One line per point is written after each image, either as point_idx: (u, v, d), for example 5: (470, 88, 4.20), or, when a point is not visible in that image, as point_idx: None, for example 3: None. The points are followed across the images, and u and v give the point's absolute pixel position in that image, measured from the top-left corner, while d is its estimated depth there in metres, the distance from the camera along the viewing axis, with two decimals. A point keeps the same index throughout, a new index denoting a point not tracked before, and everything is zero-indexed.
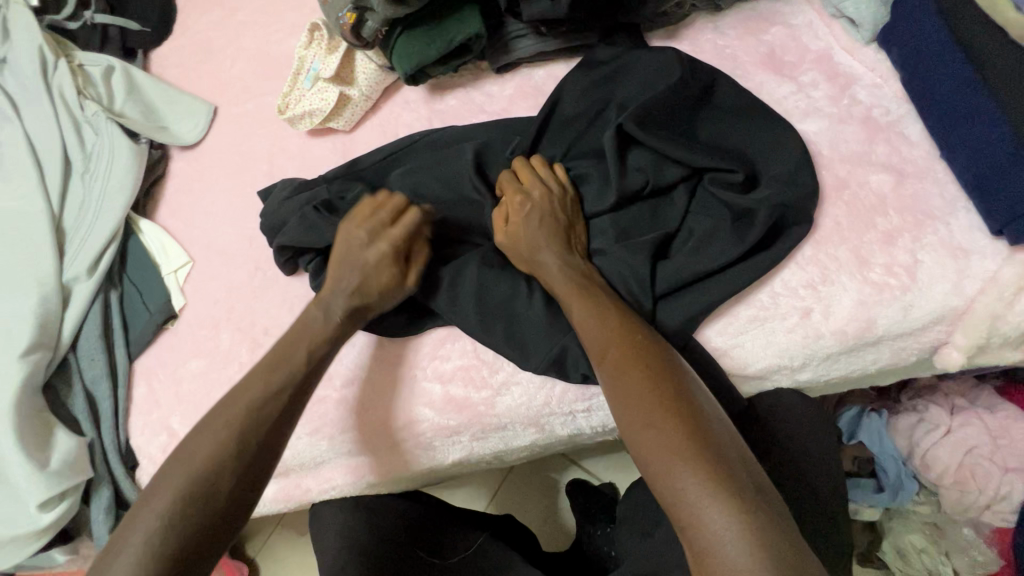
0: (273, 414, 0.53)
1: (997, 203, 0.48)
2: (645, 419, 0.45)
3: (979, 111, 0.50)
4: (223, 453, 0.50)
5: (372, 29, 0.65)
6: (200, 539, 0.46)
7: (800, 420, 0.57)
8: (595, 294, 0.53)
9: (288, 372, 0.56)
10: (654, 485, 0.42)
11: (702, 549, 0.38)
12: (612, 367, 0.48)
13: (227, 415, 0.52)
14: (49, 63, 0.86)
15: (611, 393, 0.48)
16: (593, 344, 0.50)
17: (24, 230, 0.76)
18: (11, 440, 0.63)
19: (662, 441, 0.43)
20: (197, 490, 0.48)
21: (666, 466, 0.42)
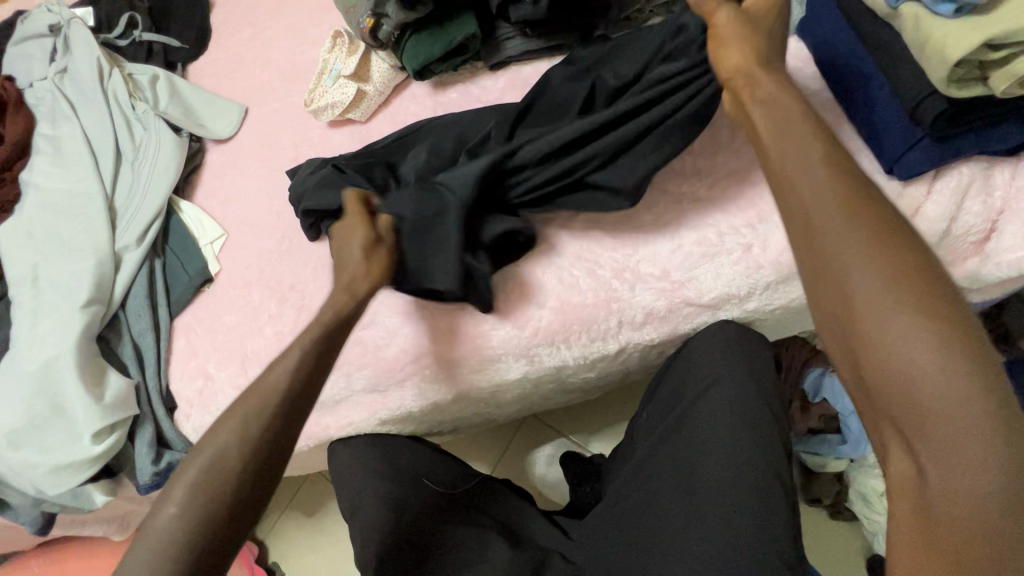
0: (278, 409, 0.55)
1: (885, 146, 0.62)
2: (913, 314, 0.39)
3: (870, 79, 0.63)
4: (227, 450, 0.53)
5: (387, 32, 0.79)
6: (226, 519, 0.51)
7: (723, 344, 0.70)
8: (819, 148, 0.46)
9: (289, 369, 0.57)
10: (903, 372, 0.38)
11: (944, 460, 0.37)
12: (867, 241, 0.41)
13: (249, 409, 0.55)
14: (105, 71, 0.98)
15: (851, 256, 0.41)
16: (823, 201, 0.43)
17: (80, 206, 0.87)
18: (73, 376, 0.73)
19: (931, 336, 0.38)
20: (212, 476, 0.52)
21: (922, 359, 0.38)
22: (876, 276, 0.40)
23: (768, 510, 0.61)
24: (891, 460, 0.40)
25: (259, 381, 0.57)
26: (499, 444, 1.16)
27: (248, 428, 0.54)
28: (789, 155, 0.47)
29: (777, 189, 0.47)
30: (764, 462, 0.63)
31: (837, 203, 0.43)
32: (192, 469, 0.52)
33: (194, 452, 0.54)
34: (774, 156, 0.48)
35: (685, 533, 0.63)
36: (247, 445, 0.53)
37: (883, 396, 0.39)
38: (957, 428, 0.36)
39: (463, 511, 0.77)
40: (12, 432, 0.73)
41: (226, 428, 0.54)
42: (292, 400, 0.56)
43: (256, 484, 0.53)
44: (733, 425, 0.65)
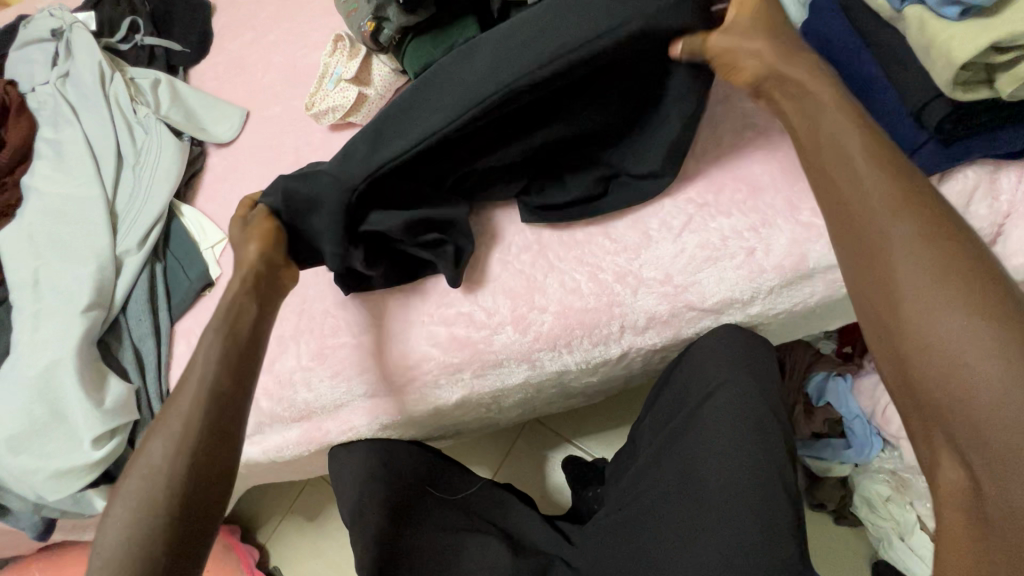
0: (197, 410, 0.55)
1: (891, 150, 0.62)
2: (970, 317, 0.39)
3: (874, 82, 0.63)
4: (151, 463, 0.52)
5: (387, 36, 0.79)
6: (170, 528, 0.50)
7: (726, 352, 0.69)
8: (867, 150, 0.48)
9: (203, 369, 0.57)
10: (955, 370, 0.39)
11: (1000, 461, 0.37)
12: (915, 241, 0.43)
13: (176, 414, 0.55)
14: (107, 75, 0.98)
15: (897, 257, 0.43)
16: (870, 204, 0.45)
17: (81, 211, 0.87)
18: (73, 381, 0.73)
19: (984, 335, 0.39)
20: (141, 492, 0.51)
21: (973, 358, 0.38)
22: (924, 276, 0.42)
23: (771, 517, 0.60)
24: (940, 467, 0.40)
25: (183, 386, 0.57)
26: (500, 448, 1.15)
27: (173, 431, 0.54)
28: (843, 156, 0.48)
29: (826, 189, 0.49)
30: (768, 469, 0.62)
31: (884, 204, 0.45)
32: (123, 490, 0.52)
33: (124, 476, 0.54)
34: (828, 154, 0.49)
35: (687, 540, 0.63)
36: (169, 452, 0.53)
37: (938, 399, 0.40)
38: (1012, 427, 0.37)
39: (464, 517, 0.76)
40: (12, 438, 0.73)
41: (158, 435, 0.54)
42: (211, 398, 0.55)
43: (190, 486, 0.52)
44: (738, 432, 0.64)
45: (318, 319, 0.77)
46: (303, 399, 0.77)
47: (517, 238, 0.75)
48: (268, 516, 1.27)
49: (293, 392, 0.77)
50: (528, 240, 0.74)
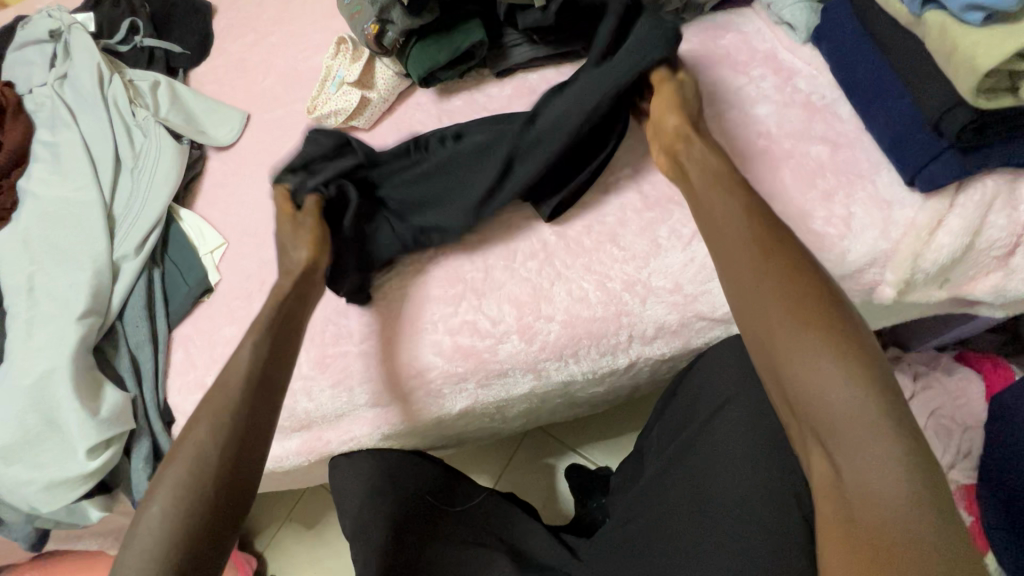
0: (248, 395, 0.59)
1: (907, 159, 0.61)
2: (820, 349, 0.45)
3: (889, 88, 0.62)
4: (206, 443, 0.56)
5: (392, 39, 0.78)
6: (221, 503, 0.54)
7: (741, 362, 0.68)
8: (746, 191, 0.56)
9: (252, 358, 0.61)
10: (803, 377, 0.45)
11: (843, 454, 0.42)
12: (770, 269, 0.50)
13: (224, 402, 0.58)
14: (105, 76, 0.96)
15: (755, 281, 0.50)
16: (739, 234, 0.53)
17: (77, 215, 0.85)
18: (69, 389, 0.71)
19: (822, 347, 0.45)
20: (196, 470, 0.54)
21: (810, 366, 0.45)
22: (777, 298, 0.49)
23: (786, 534, 0.58)
24: (814, 466, 0.45)
25: (223, 375, 0.60)
26: (503, 455, 1.13)
27: (224, 418, 0.57)
28: (725, 218, 0.55)
29: (714, 239, 0.56)
30: (780, 483, 0.61)
31: (745, 238, 0.53)
32: (175, 468, 0.55)
33: (173, 456, 0.56)
34: (712, 211, 0.57)
35: (699, 553, 0.61)
36: (224, 434, 0.56)
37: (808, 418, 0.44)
38: (850, 423, 0.42)
39: (468, 531, 0.75)
40: (6, 448, 0.71)
41: (204, 419, 0.57)
42: (252, 389, 0.59)
43: (238, 467, 0.56)
44: (749, 447, 0.63)
45: (319, 326, 0.76)
46: (303, 409, 0.75)
47: (523, 245, 0.73)
48: (267, 523, 1.25)
49: (293, 401, 0.75)
50: (535, 248, 0.73)
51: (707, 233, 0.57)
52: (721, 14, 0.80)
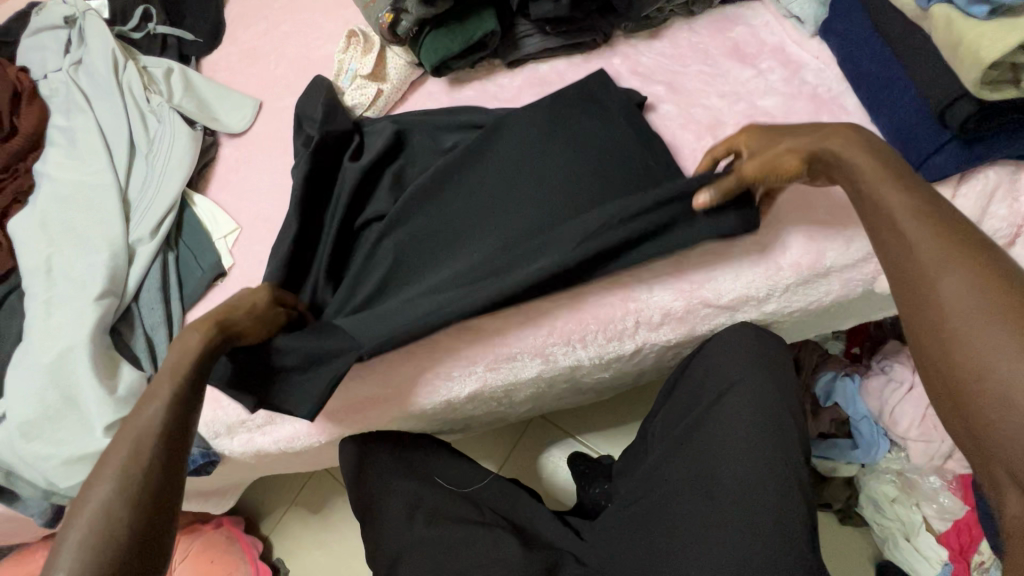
0: (169, 426, 0.54)
1: (910, 151, 0.62)
2: (1019, 362, 0.40)
3: (894, 80, 0.63)
4: (123, 484, 0.49)
5: (405, 28, 0.80)
6: (144, 546, 0.48)
7: (739, 352, 0.70)
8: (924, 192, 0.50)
9: (170, 389, 0.55)
10: (1001, 400, 0.40)
11: None
12: (968, 280, 0.44)
13: (137, 442, 0.51)
14: (120, 63, 0.97)
15: (954, 282, 0.44)
16: (914, 237, 0.48)
17: (93, 198, 0.86)
18: (86, 367, 0.73)
19: None
20: (105, 517, 0.47)
21: (1013, 389, 0.40)
22: (976, 300, 0.43)
23: (784, 513, 0.61)
24: (1007, 502, 0.40)
25: (128, 430, 0.52)
26: (508, 440, 1.15)
27: (129, 478, 0.49)
28: (889, 215, 0.50)
29: (878, 241, 0.51)
30: (779, 466, 0.63)
31: (933, 235, 0.47)
32: (75, 524, 0.47)
33: (74, 512, 0.48)
34: (874, 199, 0.51)
35: (703, 532, 0.63)
36: (140, 472, 0.50)
37: (997, 452, 0.40)
38: None
39: (475, 511, 0.76)
40: (26, 423, 0.73)
41: (106, 480, 0.49)
42: (169, 443, 0.53)
43: (159, 504, 0.50)
44: (755, 429, 0.65)
45: None
46: None
47: None
48: (273, 507, 1.27)
49: None
50: None
51: (869, 226, 0.52)
52: (730, 7, 0.82)
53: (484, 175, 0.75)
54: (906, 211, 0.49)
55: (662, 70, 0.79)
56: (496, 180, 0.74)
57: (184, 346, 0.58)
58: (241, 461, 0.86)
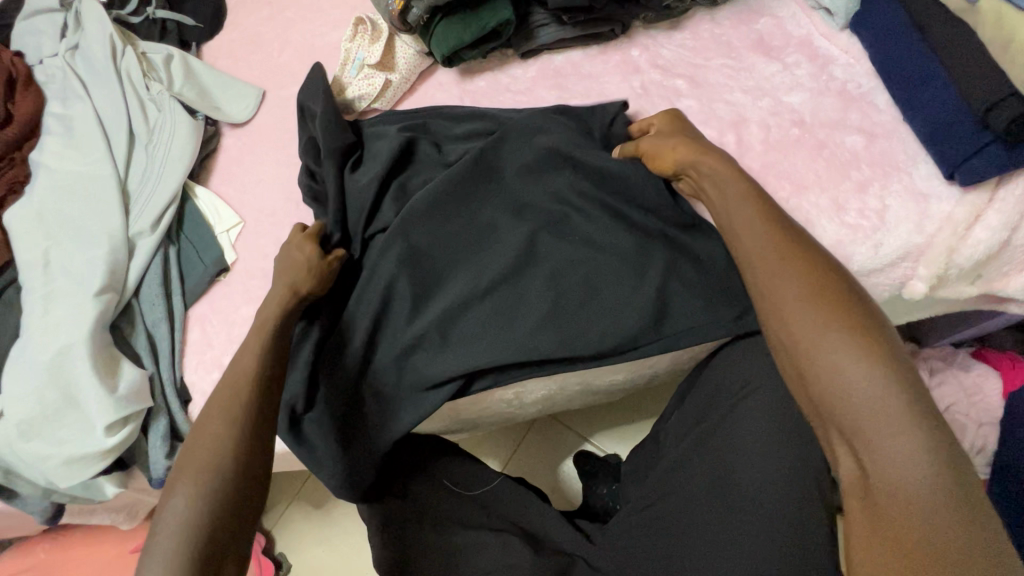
0: (266, 376, 0.56)
1: (947, 151, 0.59)
2: (840, 333, 0.46)
3: (930, 77, 0.61)
4: (230, 428, 0.52)
5: (416, 15, 0.76)
6: (247, 486, 0.51)
7: (763, 359, 0.67)
8: (773, 209, 0.54)
9: (262, 343, 0.58)
10: (823, 375, 0.45)
11: (867, 453, 0.42)
12: (793, 273, 0.49)
13: (235, 390, 0.54)
14: (118, 49, 0.94)
15: (790, 278, 0.49)
16: (756, 241, 0.52)
17: (92, 190, 0.84)
18: (86, 366, 0.71)
19: (853, 346, 0.45)
20: (214, 458, 0.50)
21: (834, 361, 0.45)
22: (800, 288, 0.49)
23: (809, 525, 0.59)
24: (839, 459, 0.44)
25: (230, 373, 0.56)
26: (513, 437, 1.13)
27: (234, 421, 0.52)
28: (738, 223, 0.55)
29: (736, 249, 0.55)
30: (806, 474, 0.61)
31: (772, 237, 0.52)
32: (189, 463, 0.50)
33: (186, 454, 0.51)
34: (726, 210, 0.56)
35: (727, 539, 0.61)
36: (241, 417, 0.53)
37: (834, 419, 0.44)
38: (884, 425, 0.42)
39: (483, 516, 0.74)
40: (24, 422, 0.71)
41: (213, 417, 0.53)
42: (264, 385, 0.55)
43: (261, 447, 0.53)
44: (779, 436, 0.63)
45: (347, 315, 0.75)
46: None
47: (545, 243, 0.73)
48: (275, 502, 1.26)
49: None
50: None
51: (726, 233, 0.57)
52: None
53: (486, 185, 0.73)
54: (757, 217, 0.54)
55: (683, 64, 0.76)
56: (508, 183, 0.72)
57: (262, 323, 0.60)
58: None
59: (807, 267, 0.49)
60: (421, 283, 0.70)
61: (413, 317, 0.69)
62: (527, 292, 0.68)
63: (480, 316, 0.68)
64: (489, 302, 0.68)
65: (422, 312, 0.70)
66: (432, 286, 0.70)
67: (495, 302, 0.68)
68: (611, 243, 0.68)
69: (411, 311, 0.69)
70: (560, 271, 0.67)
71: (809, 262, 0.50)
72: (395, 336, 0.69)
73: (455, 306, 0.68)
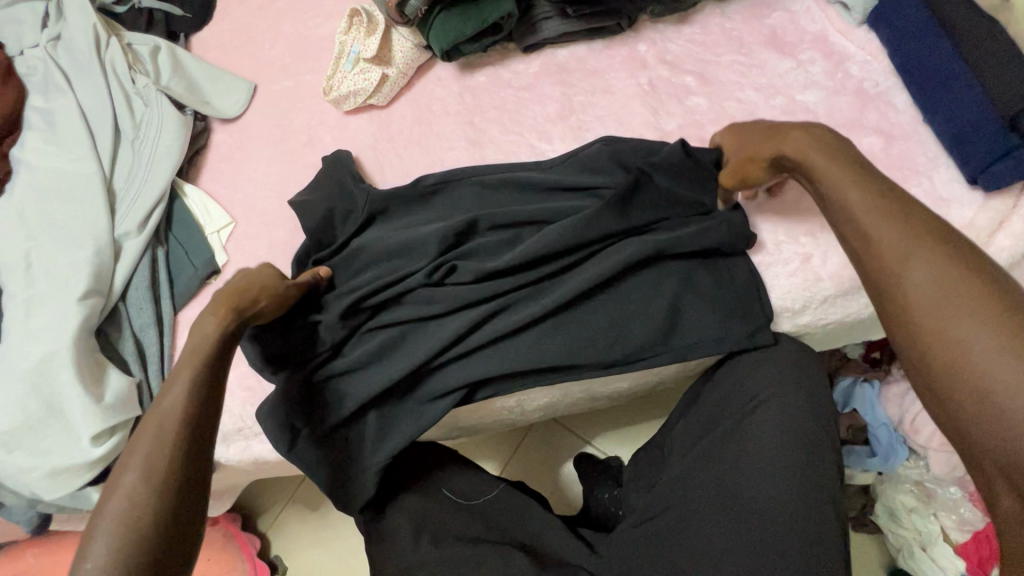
0: (194, 409, 0.50)
1: (971, 155, 0.59)
2: (995, 347, 0.40)
3: (956, 78, 0.61)
4: (150, 473, 0.46)
5: (414, 7, 0.72)
6: (173, 536, 0.46)
7: (774, 369, 0.66)
8: (890, 200, 0.48)
9: (193, 369, 0.52)
10: (975, 398, 0.40)
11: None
12: (929, 273, 0.44)
13: (156, 428, 0.48)
14: (102, 40, 0.90)
15: (925, 280, 0.44)
16: (877, 237, 0.47)
17: (75, 188, 0.80)
18: (71, 375, 0.68)
19: (1012, 364, 0.39)
20: (128, 511, 0.45)
21: (983, 381, 0.40)
22: (939, 292, 0.43)
23: (819, 541, 0.58)
24: (996, 492, 0.40)
25: (152, 416, 0.50)
26: (512, 439, 1.11)
27: (154, 464, 0.47)
28: (851, 215, 0.49)
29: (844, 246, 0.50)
30: (814, 489, 0.60)
31: (902, 232, 0.46)
32: (103, 516, 0.45)
33: (101, 503, 0.46)
34: (834, 197, 0.50)
35: (733, 552, 0.60)
36: (161, 461, 0.47)
37: (984, 448, 0.40)
38: None
39: (481, 528, 0.72)
40: (6, 433, 0.68)
41: (130, 469, 0.47)
42: (193, 428, 0.50)
43: (189, 489, 0.48)
44: (786, 446, 0.62)
45: None
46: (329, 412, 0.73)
47: None
48: (270, 504, 1.24)
49: None
50: None
51: (835, 228, 0.51)
52: None
53: (491, 193, 0.71)
54: (867, 210, 0.48)
55: (692, 59, 0.74)
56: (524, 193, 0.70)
57: (201, 335, 0.54)
58: (238, 469, 0.81)
59: (945, 258, 0.44)
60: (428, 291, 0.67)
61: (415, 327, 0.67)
62: (544, 300, 0.65)
63: (490, 327, 0.65)
64: (509, 311, 0.65)
65: (431, 320, 0.67)
66: (436, 292, 0.66)
67: (515, 311, 0.65)
68: (611, 253, 0.65)
69: (420, 320, 0.67)
70: (575, 279, 0.65)
71: (951, 259, 0.44)
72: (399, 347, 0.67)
73: (461, 314, 0.66)
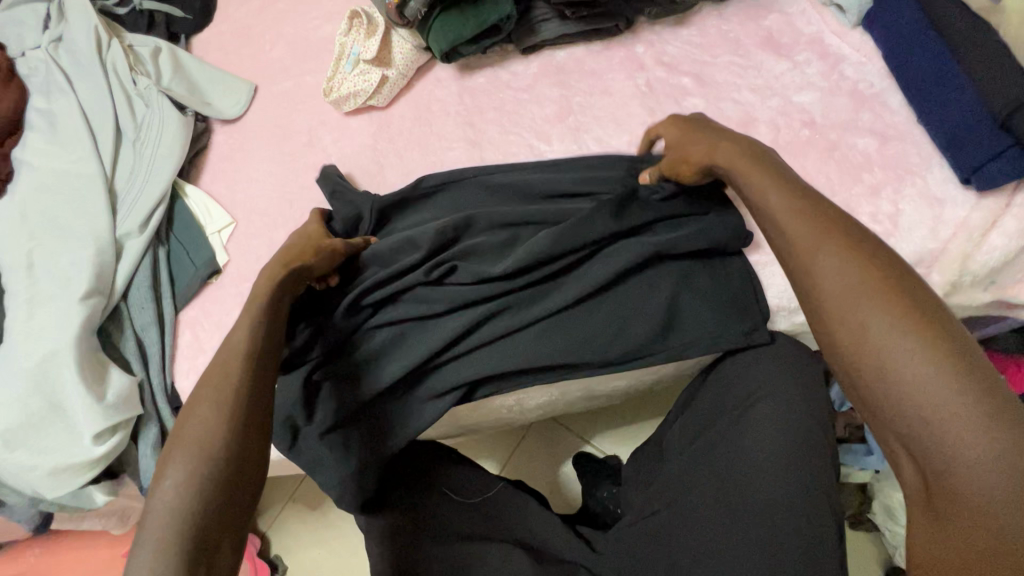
0: (261, 352, 0.52)
1: (964, 156, 0.60)
2: (895, 327, 0.41)
3: (951, 79, 0.61)
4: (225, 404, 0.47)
5: (414, 10, 0.72)
6: (246, 465, 0.46)
7: (770, 368, 0.66)
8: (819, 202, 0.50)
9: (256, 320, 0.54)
10: (873, 373, 0.41)
11: (926, 460, 0.38)
12: (836, 263, 0.45)
13: (228, 365, 0.50)
14: (103, 41, 0.90)
15: (834, 268, 0.45)
16: (796, 232, 0.48)
17: (76, 189, 0.81)
18: (72, 373, 0.69)
19: (909, 343, 0.40)
20: (207, 436, 0.45)
21: (884, 359, 0.41)
22: (846, 277, 0.44)
23: (815, 536, 0.58)
24: (900, 465, 0.41)
25: (219, 357, 0.51)
26: (511, 438, 1.12)
27: (229, 398, 0.48)
28: (772, 210, 0.51)
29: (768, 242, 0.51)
30: (812, 485, 0.60)
31: (814, 227, 0.48)
32: (178, 443, 0.45)
33: (174, 434, 0.46)
34: (759, 194, 0.52)
35: (728, 546, 0.61)
36: (237, 394, 0.48)
37: (886, 422, 0.41)
38: (953, 429, 0.37)
39: (480, 524, 0.72)
40: (8, 431, 0.68)
41: (207, 401, 0.48)
42: (260, 369, 0.51)
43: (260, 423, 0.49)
44: (783, 443, 0.62)
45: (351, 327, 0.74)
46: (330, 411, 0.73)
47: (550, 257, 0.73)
48: (269, 503, 1.24)
49: None
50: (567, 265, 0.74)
51: (762, 223, 0.52)
52: None
53: (493, 195, 0.72)
54: (785, 206, 0.50)
55: (690, 61, 0.74)
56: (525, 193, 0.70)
57: (257, 294, 0.56)
58: None
59: (850, 250, 0.46)
60: (434, 291, 0.67)
61: (414, 327, 0.68)
62: (543, 300, 0.66)
63: (496, 326, 0.66)
64: (503, 310, 0.66)
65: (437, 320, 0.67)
66: (434, 292, 0.67)
67: (519, 311, 0.66)
68: (609, 253, 0.66)
69: (422, 319, 0.67)
70: (569, 281, 0.66)
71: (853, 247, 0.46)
72: (402, 348, 0.67)
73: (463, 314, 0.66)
